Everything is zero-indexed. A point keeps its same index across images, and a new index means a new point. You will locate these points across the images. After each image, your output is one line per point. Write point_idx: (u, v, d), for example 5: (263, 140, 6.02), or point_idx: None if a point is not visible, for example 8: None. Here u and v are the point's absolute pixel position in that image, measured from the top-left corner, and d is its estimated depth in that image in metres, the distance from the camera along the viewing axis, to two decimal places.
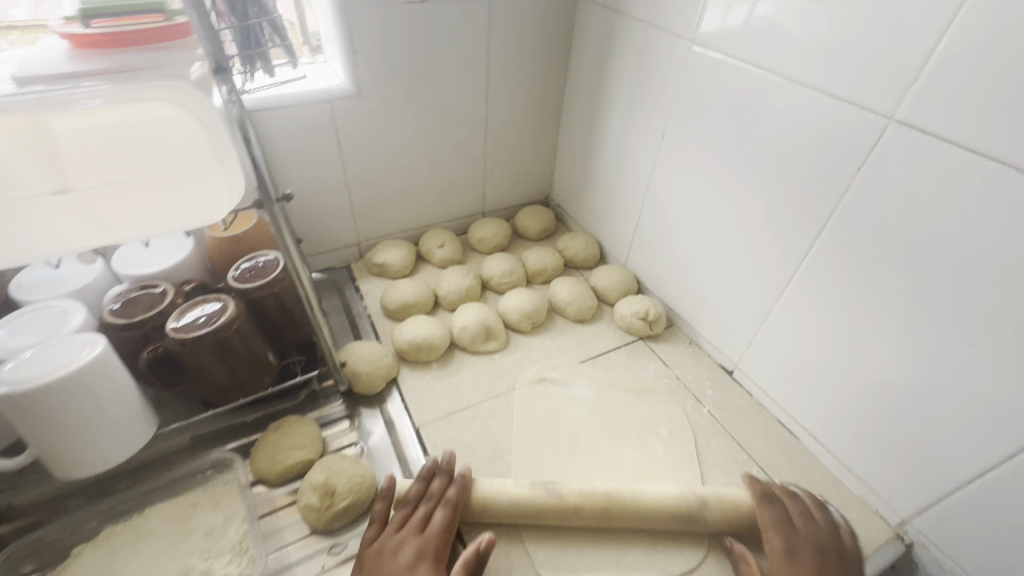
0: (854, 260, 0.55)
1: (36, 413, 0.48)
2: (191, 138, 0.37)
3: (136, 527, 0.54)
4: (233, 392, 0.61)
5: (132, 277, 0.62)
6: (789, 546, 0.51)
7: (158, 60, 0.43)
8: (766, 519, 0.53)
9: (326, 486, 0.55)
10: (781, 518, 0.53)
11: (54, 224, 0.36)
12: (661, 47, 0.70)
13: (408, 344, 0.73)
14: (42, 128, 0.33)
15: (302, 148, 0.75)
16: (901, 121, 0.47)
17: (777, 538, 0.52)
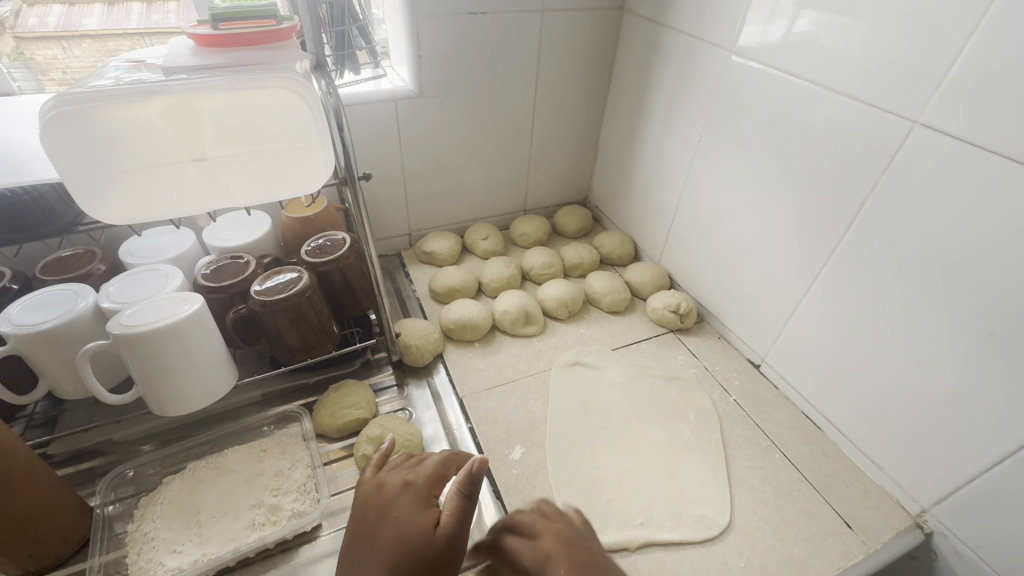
0: (879, 256, 0.58)
1: (146, 355, 0.56)
2: (300, 120, 0.44)
3: (216, 464, 0.61)
4: (301, 355, 0.68)
5: (220, 248, 0.70)
6: None
7: (270, 57, 0.51)
8: None
9: (381, 439, 0.61)
10: None
11: (189, 187, 0.44)
12: (701, 57, 0.76)
13: (454, 323, 0.79)
14: (190, 107, 0.40)
15: (367, 143, 0.83)
16: (925, 124, 0.51)
17: None
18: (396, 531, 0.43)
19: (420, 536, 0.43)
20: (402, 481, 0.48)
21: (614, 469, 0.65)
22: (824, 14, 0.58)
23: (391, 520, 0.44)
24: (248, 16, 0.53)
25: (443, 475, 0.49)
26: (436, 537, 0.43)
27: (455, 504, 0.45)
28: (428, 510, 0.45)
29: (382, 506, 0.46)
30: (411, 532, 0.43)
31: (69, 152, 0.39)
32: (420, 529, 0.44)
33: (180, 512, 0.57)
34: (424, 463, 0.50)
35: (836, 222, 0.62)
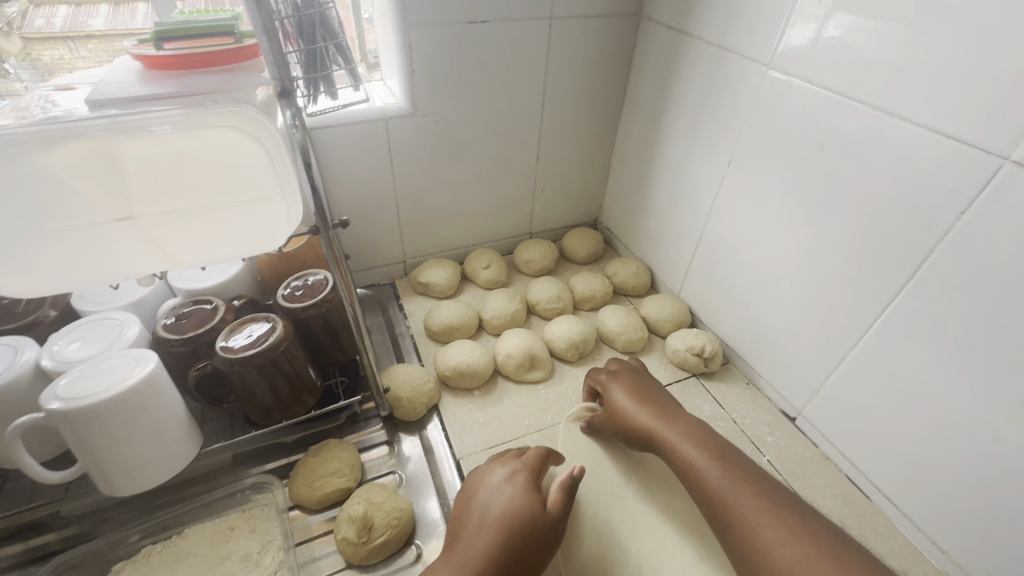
0: (950, 312, 0.49)
1: (87, 430, 0.48)
2: (252, 165, 0.36)
3: (175, 547, 0.54)
4: (276, 414, 0.60)
5: (185, 291, 0.62)
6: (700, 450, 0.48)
7: (223, 84, 0.43)
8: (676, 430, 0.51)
9: (365, 519, 0.53)
10: (702, 436, 0.50)
11: (116, 250, 0.35)
12: (731, 70, 0.67)
13: (451, 370, 0.71)
14: (110, 154, 0.32)
15: (355, 166, 0.75)
16: (1018, 162, 0.42)
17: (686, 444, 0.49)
18: (509, 507, 0.48)
19: (531, 513, 0.48)
20: (508, 473, 0.52)
21: (633, 549, 0.56)
22: (866, 19, 0.50)
23: (499, 498, 0.49)
24: (206, 34, 0.45)
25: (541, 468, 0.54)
26: (548, 515, 0.49)
27: (558, 493, 0.50)
28: (536, 491, 0.50)
29: (487, 488, 0.51)
30: (523, 508, 0.48)
31: None
32: (531, 506, 0.49)
33: None
34: (524, 457, 0.55)
35: (896, 268, 0.53)
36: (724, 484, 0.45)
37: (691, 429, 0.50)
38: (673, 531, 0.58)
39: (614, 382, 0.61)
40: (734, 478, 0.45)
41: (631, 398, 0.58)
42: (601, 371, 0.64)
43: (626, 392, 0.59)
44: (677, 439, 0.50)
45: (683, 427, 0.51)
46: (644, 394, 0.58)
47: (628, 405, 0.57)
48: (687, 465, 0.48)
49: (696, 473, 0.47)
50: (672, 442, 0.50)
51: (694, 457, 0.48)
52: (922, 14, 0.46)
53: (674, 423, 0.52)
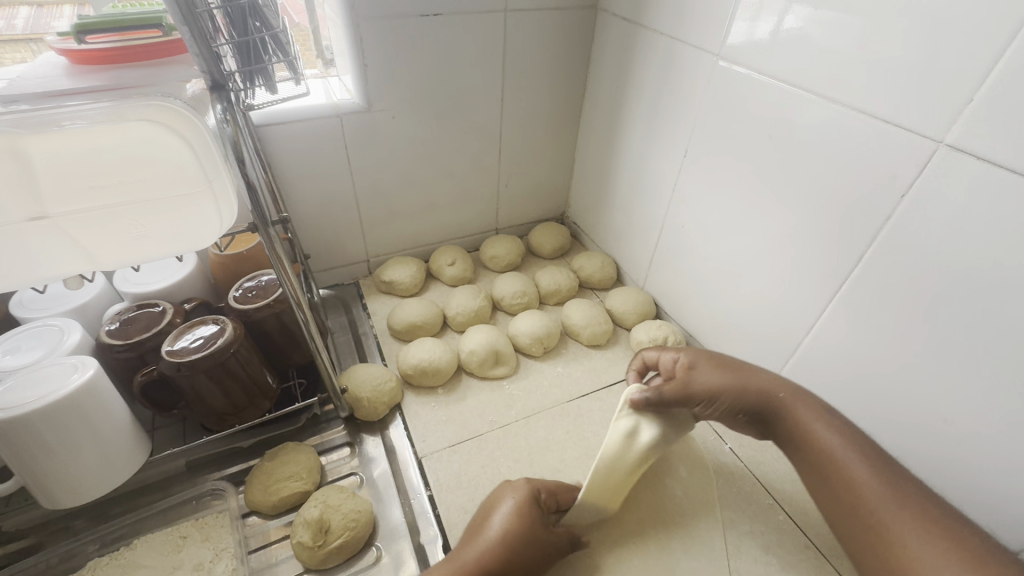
0: (895, 296, 0.50)
1: (21, 441, 0.46)
2: (178, 161, 0.35)
3: (123, 559, 0.52)
4: (229, 418, 0.59)
5: (132, 295, 0.60)
6: (846, 441, 0.45)
7: (150, 77, 0.41)
8: (811, 416, 0.47)
9: (321, 523, 0.52)
10: (840, 424, 0.46)
11: (31, 251, 0.34)
12: (686, 61, 0.67)
13: (413, 368, 0.70)
14: (18, 152, 0.31)
15: (311, 163, 0.73)
16: (952, 145, 0.43)
17: (828, 431, 0.46)
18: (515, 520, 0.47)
19: (532, 532, 0.47)
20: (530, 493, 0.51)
21: None
22: (819, 10, 0.50)
23: (507, 512, 0.48)
24: (130, 27, 0.43)
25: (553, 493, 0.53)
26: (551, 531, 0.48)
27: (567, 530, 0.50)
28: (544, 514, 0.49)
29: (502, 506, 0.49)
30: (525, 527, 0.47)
31: None
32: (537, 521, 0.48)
33: None
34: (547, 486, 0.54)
35: (845, 252, 0.54)
36: (887, 497, 0.41)
37: (825, 414, 0.47)
38: None
39: (700, 358, 0.54)
40: (898, 491, 0.41)
41: (729, 379, 0.51)
42: (667, 351, 0.56)
43: (722, 373, 0.52)
44: (818, 426, 0.46)
45: (814, 408, 0.48)
46: (739, 368, 0.52)
47: (732, 382, 0.51)
48: (831, 459, 0.44)
49: (841, 467, 0.43)
50: (810, 428, 0.47)
51: (838, 451, 0.44)
52: (865, 3, 0.46)
53: (810, 406, 0.48)
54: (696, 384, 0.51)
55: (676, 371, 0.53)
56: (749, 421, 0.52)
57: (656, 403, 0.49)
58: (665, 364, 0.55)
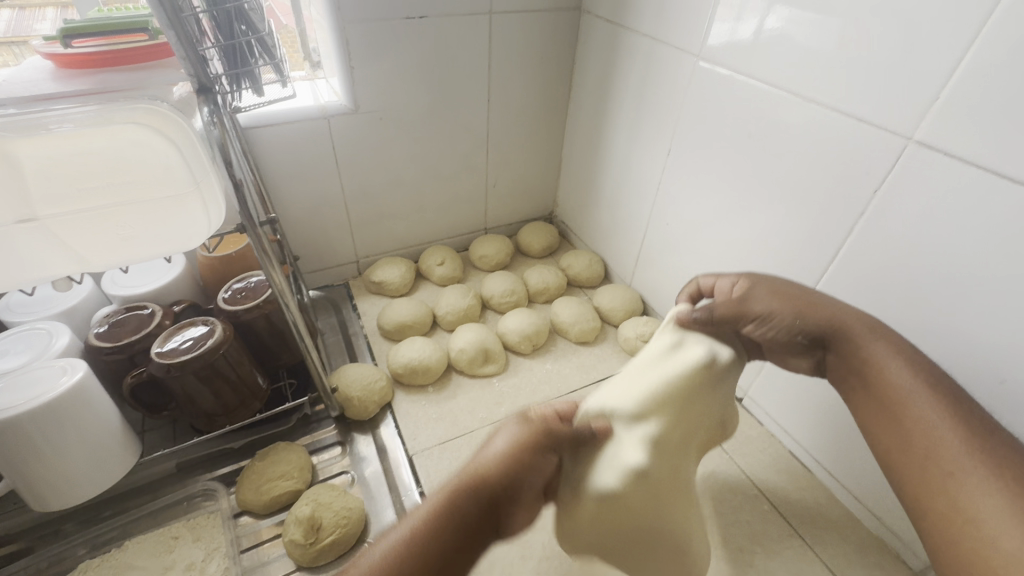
0: (871, 289, 0.52)
1: (10, 444, 0.46)
2: (167, 163, 0.35)
3: (114, 560, 0.52)
4: (220, 419, 0.59)
5: (121, 298, 0.60)
6: (920, 377, 0.39)
7: (137, 81, 0.42)
8: (883, 351, 0.41)
9: (312, 521, 0.52)
10: (917, 358, 0.40)
11: (18, 254, 0.34)
12: (668, 61, 0.68)
13: (403, 367, 0.70)
14: (6, 155, 0.31)
15: (299, 164, 0.74)
16: (920, 142, 0.44)
17: (902, 368, 0.40)
18: (510, 461, 0.36)
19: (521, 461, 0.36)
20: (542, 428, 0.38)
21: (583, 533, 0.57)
22: (800, 10, 0.51)
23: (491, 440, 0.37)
24: (116, 32, 0.44)
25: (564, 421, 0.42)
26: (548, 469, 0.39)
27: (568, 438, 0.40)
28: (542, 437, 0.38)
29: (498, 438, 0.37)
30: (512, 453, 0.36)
31: None
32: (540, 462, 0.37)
33: None
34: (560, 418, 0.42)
35: (822, 247, 0.55)
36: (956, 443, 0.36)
37: (903, 350, 0.41)
38: None
39: (760, 279, 0.48)
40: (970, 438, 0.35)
41: (787, 305, 0.46)
42: (724, 275, 0.51)
43: (779, 301, 0.46)
44: (888, 363, 0.41)
45: (893, 342, 0.42)
46: (803, 292, 0.47)
47: (794, 303, 0.46)
48: (897, 398, 0.39)
49: (909, 408, 0.39)
50: (880, 363, 0.41)
51: (908, 388, 0.39)
52: (845, 3, 0.47)
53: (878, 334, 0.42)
54: (748, 306, 0.48)
55: (732, 290, 0.49)
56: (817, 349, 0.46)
57: (706, 322, 0.49)
58: (721, 288, 0.50)
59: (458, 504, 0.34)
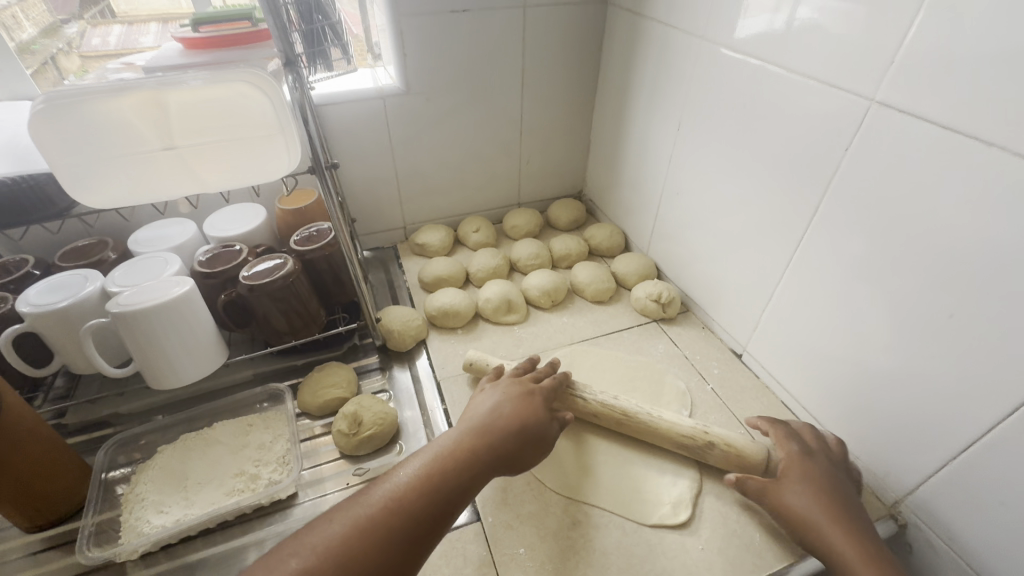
0: (847, 238, 0.57)
1: (139, 332, 0.61)
2: (262, 111, 0.48)
3: (206, 436, 0.66)
4: (286, 336, 0.72)
5: (217, 238, 0.75)
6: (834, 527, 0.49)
7: (243, 56, 0.55)
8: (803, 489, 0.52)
9: (355, 416, 0.64)
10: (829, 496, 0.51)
11: (162, 172, 0.48)
12: (679, 44, 0.76)
13: (437, 310, 0.82)
14: (160, 101, 0.45)
15: (359, 137, 0.87)
16: (881, 102, 0.50)
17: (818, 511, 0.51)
18: (504, 414, 0.53)
19: (464, 455, 0.48)
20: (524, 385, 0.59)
21: (578, 449, 0.65)
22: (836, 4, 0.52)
23: (454, 445, 0.48)
24: (230, 19, 0.59)
25: (547, 384, 0.60)
26: (549, 422, 0.55)
27: (532, 411, 0.54)
28: (485, 435, 0.50)
29: (495, 396, 0.56)
30: (461, 461, 0.47)
31: (56, 142, 0.43)
32: (531, 414, 0.54)
33: (170, 478, 0.62)
34: (541, 381, 0.60)
35: (806, 202, 0.61)
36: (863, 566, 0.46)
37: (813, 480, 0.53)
38: (620, 440, 0.67)
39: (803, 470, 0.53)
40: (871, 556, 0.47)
41: (820, 503, 0.51)
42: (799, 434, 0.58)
43: (807, 484, 0.52)
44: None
45: (816, 482, 0.52)
46: (826, 491, 0.52)
47: (789, 466, 0.54)
48: (795, 511, 0.51)
49: (821, 535, 0.50)
50: (784, 492, 0.53)
51: (807, 510, 0.51)
52: None
53: (841, 525, 0.49)
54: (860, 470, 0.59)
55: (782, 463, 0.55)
56: (790, 477, 0.53)
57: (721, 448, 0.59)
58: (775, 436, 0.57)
59: (399, 498, 0.43)
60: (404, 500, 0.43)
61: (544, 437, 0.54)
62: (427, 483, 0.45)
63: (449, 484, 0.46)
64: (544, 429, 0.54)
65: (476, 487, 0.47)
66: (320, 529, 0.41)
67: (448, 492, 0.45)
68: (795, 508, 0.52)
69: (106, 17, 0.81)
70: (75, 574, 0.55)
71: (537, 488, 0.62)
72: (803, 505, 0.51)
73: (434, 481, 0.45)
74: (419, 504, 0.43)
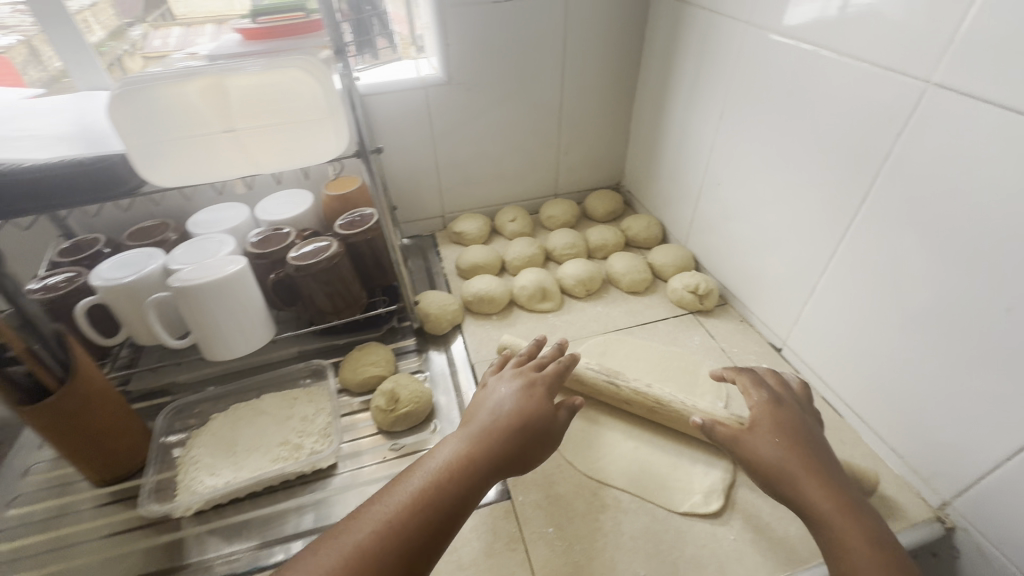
0: (897, 228, 0.55)
1: (196, 306, 0.65)
2: (314, 97, 0.51)
3: (254, 407, 0.70)
4: (329, 316, 0.75)
5: (268, 222, 0.79)
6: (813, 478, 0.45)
7: (297, 45, 0.58)
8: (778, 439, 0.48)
9: (392, 393, 0.67)
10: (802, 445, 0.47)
11: (220, 154, 0.52)
12: (724, 30, 0.74)
13: (473, 296, 0.83)
14: (221, 86, 0.48)
15: (400, 126, 0.89)
16: (937, 84, 0.48)
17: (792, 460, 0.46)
18: (504, 414, 0.49)
19: (459, 466, 0.45)
20: (524, 376, 0.55)
21: (610, 436, 0.66)
22: None
23: (450, 456, 0.45)
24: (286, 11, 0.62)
25: (551, 374, 0.55)
26: (551, 415, 0.51)
27: (533, 406, 0.51)
28: (483, 441, 0.46)
29: (493, 394, 0.52)
30: (457, 475, 0.44)
31: (128, 123, 0.47)
32: (533, 410, 0.50)
33: (222, 443, 0.66)
34: (544, 368, 0.56)
35: (854, 190, 0.59)
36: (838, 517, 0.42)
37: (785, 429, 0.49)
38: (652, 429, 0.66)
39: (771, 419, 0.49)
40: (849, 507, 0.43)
41: (791, 451, 0.47)
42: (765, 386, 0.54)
43: (778, 433, 0.48)
44: (858, 544, 0.41)
45: (788, 433, 0.48)
46: (796, 438, 0.48)
47: (758, 417, 0.50)
48: (767, 462, 0.47)
49: (793, 486, 0.45)
50: (751, 441, 0.48)
51: (777, 459, 0.47)
52: None
53: (817, 475, 0.45)
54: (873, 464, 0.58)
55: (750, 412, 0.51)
56: (759, 427, 0.49)
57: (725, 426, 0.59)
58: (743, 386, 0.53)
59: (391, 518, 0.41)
60: (396, 521, 0.40)
61: (548, 432, 0.50)
62: (421, 499, 0.42)
63: (445, 497, 0.43)
64: (548, 425, 0.50)
65: (476, 496, 0.45)
66: (301, 562, 0.38)
67: (444, 505, 0.42)
68: (767, 457, 0.47)
69: (167, 20, 0.85)
70: (136, 526, 0.60)
71: (567, 470, 0.62)
72: (775, 454, 0.47)
73: (422, 499, 0.42)
74: (414, 523, 0.41)
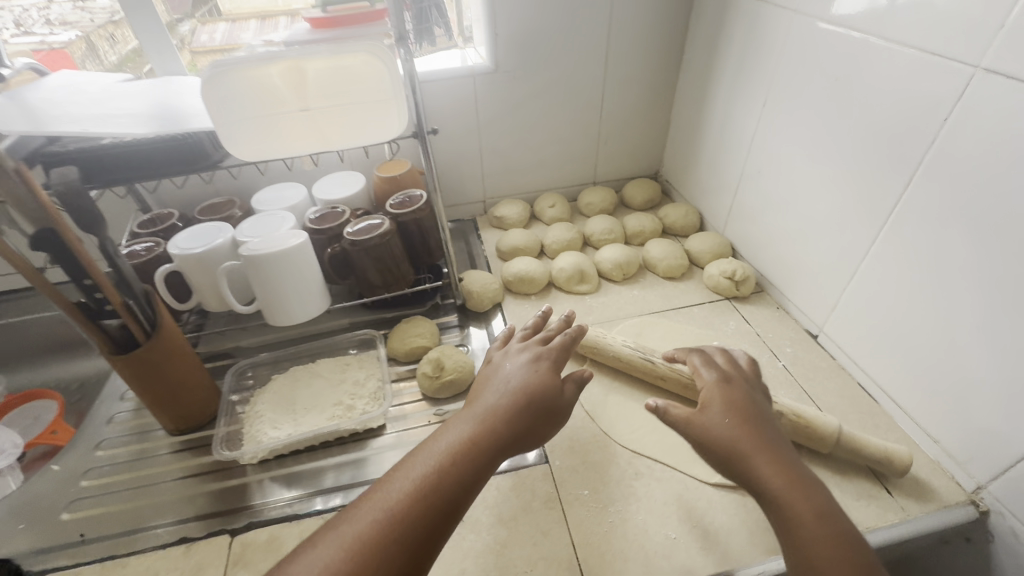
0: (940, 213, 0.56)
1: (263, 274, 0.70)
2: (379, 79, 0.55)
3: (310, 370, 0.75)
4: (379, 289, 0.80)
5: (324, 201, 0.85)
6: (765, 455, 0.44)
7: (362, 32, 0.63)
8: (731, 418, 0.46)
9: (438, 361, 0.71)
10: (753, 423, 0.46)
11: (296, 131, 0.57)
12: (770, 19, 0.75)
13: (514, 276, 0.87)
14: (298, 69, 0.53)
15: (448, 113, 0.93)
16: (987, 69, 0.49)
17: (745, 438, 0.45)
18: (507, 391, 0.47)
19: (461, 449, 0.42)
20: (530, 351, 0.53)
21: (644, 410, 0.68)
22: None
23: (451, 440, 0.43)
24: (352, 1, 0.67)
25: (557, 350, 0.53)
26: (557, 389, 0.48)
27: (537, 381, 0.48)
28: (487, 422, 0.44)
29: (500, 371, 0.51)
30: (459, 458, 0.42)
31: (217, 102, 0.52)
32: (538, 385, 0.48)
33: (282, 401, 0.71)
34: (550, 342, 0.54)
35: (897, 177, 0.60)
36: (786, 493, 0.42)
37: (733, 406, 0.47)
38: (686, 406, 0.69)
39: (720, 395, 0.48)
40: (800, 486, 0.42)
41: (741, 428, 0.45)
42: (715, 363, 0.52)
43: (728, 412, 0.46)
44: (806, 518, 0.40)
45: (740, 410, 0.46)
46: (745, 414, 0.46)
47: (709, 395, 0.48)
48: (719, 441, 0.45)
49: (743, 464, 0.44)
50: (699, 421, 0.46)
51: (727, 438, 0.45)
52: None
53: (767, 452, 0.44)
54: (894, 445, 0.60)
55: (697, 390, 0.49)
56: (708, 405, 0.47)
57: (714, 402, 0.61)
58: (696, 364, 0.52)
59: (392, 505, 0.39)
60: (396, 510, 0.39)
61: (555, 408, 0.48)
62: (421, 485, 0.40)
63: (447, 481, 0.41)
64: (555, 401, 0.48)
65: (480, 477, 0.43)
66: (302, 558, 0.37)
67: (447, 489, 0.40)
68: (719, 436, 0.45)
69: (214, 16, 0.89)
70: (206, 470, 0.66)
71: (603, 440, 0.65)
72: (727, 430, 0.45)
73: (422, 485, 0.40)
74: (414, 510, 0.39)
